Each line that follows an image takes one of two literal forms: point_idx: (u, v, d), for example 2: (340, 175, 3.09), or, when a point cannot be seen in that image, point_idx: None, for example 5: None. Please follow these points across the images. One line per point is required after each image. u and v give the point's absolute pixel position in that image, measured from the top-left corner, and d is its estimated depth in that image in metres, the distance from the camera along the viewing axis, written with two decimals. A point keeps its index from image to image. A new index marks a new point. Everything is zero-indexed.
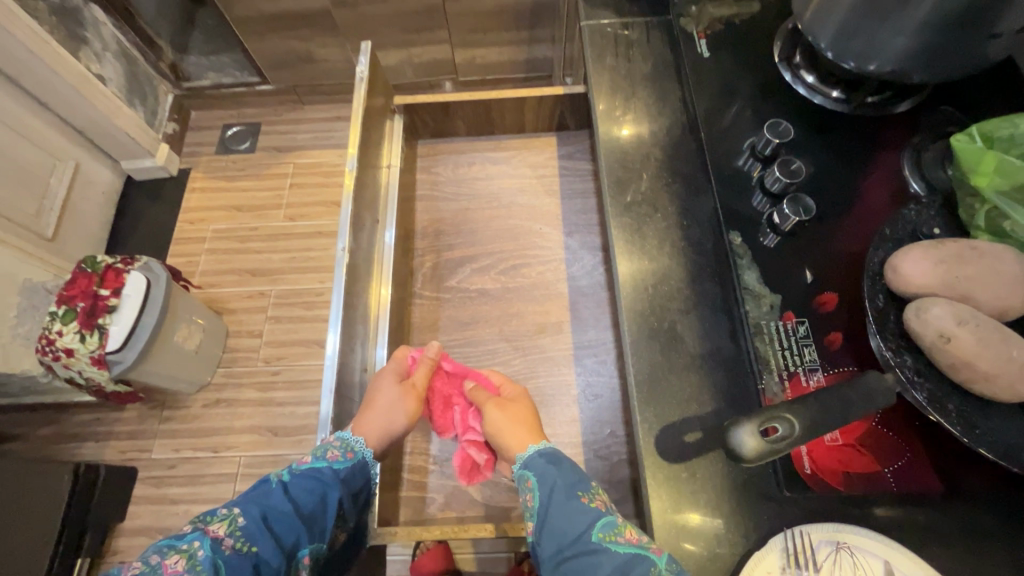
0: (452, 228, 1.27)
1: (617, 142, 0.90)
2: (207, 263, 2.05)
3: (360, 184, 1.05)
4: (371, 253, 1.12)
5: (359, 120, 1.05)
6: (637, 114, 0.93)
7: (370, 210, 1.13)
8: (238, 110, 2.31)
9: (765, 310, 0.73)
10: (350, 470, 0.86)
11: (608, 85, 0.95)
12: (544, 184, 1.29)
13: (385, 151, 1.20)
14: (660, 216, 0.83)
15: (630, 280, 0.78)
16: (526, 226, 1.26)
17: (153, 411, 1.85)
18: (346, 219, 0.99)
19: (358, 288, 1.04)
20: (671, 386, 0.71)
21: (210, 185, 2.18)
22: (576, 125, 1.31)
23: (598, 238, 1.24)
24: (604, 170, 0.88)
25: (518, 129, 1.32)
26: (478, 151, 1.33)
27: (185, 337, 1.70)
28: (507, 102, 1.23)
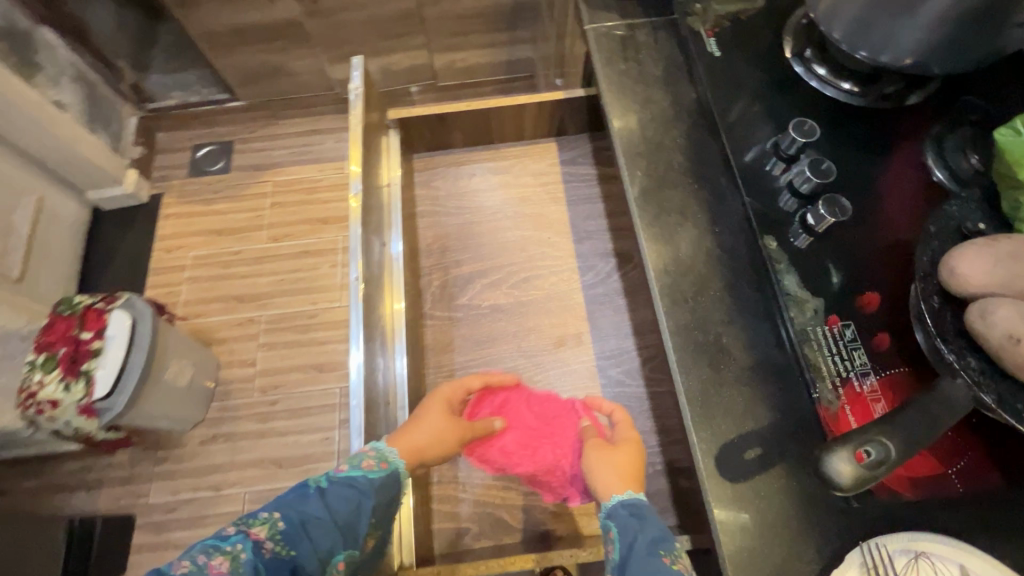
0: (458, 244, 1.23)
1: (635, 147, 0.88)
2: (189, 293, 1.96)
3: (366, 207, 1.00)
4: (381, 278, 1.07)
5: (359, 138, 1.00)
6: (652, 118, 0.90)
7: (377, 232, 1.07)
8: (208, 129, 2.20)
9: (809, 315, 0.71)
10: (385, 481, 0.79)
11: (619, 90, 0.93)
12: (549, 192, 1.26)
13: (384, 168, 1.16)
14: (689, 223, 0.81)
15: (668, 292, 0.76)
16: (535, 236, 1.22)
17: (147, 453, 1.75)
18: (356, 248, 0.94)
19: (373, 316, 0.99)
20: (724, 402, 0.69)
21: (184, 209, 2.08)
22: (576, 129, 1.28)
23: (609, 243, 1.21)
24: (627, 177, 0.86)
25: (517, 137, 1.28)
26: (477, 162, 1.29)
27: (175, 375, 1.62)
28: (505, 110, 1.19)
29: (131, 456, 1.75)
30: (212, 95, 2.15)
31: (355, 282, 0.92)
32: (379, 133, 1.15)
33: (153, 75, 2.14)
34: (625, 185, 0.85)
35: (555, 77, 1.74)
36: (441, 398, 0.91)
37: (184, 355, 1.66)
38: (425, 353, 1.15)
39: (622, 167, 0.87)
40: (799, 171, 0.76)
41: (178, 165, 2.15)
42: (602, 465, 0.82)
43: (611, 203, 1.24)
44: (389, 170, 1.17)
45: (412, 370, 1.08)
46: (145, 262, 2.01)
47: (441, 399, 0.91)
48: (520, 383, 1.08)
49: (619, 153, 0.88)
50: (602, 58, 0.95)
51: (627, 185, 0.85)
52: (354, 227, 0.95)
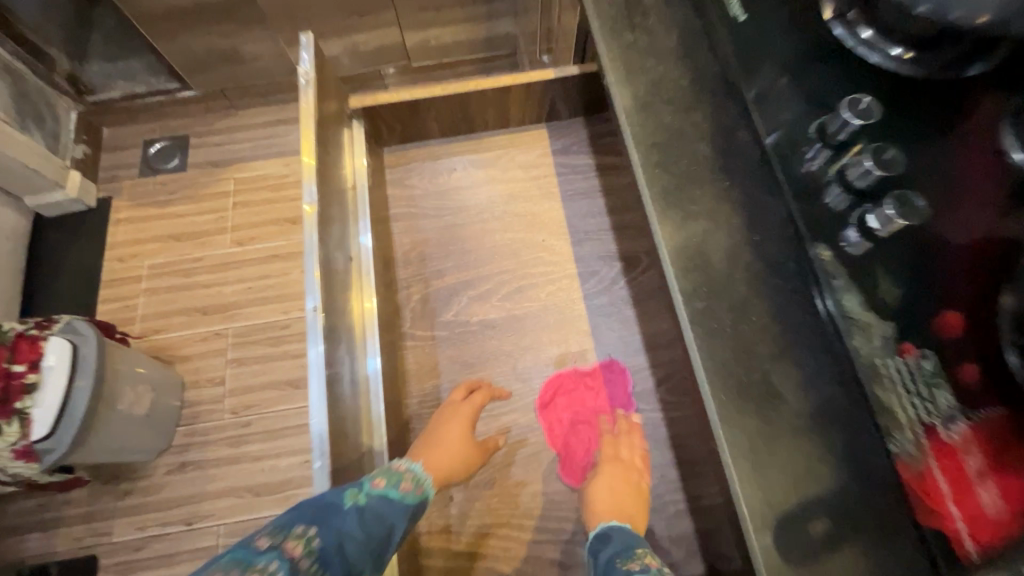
0: (439, 251, 1.07)
1: (650, 141, 0.73)
2: (148, 306, 1.76)
3: (327, 216, 0.84)
4: (348, 290, 0.89)
5: (312, 134, 0.83)
6: (667, 103, 0.75)
7: (343, 244, 0.89)
8: (160, 123, 1.98)
9: (877, 345, 0.57)
10: (415, 508, 0.75)
11: (625, 70, 0.77)
12: (541, 187, 1.10)
13: (348, 166, 0.98)
14: (723, 234, 0.67)
15: (702, 326, 0.63)
16: (527, 239, 1.07)
17: (108, 487, 1.58)
18: (310, 269, 0.75)
19: (342, 351, 0.81)
20: (778, 459, 0.57)
21: (137, 214, 1.88)
22: (569, 113, 1.11)
23: (613, 244, 1.06)
24: (641, 180, 0.71)
25: (502, 124, 1.11)
26: (457, 155, 1.12)
27: (131, 403, 1.44)
28: (487, 94, 1.02)
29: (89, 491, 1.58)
30: (159, 84, 1.90)
31: (313, 312, 0.73)
32: (339, 124, 0.97)
33: (91, 65, 1.89)
34: (641, 190, 0.71)
35: (541, 54, 1.56)
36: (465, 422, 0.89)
37: (141, 380, 1.48)
38: (406, 379, 0.99)
39: (637, 168, 0.72)
40: (854, 160, 0.60)
41: (127, 163, 1.95)
42: (609, 490, 0.84)
43: (612, 199, 1.09)
44: (356, 168, 1.00)
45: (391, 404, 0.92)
46: (95, 275, 1.81)
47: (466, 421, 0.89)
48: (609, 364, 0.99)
49: (632, 150, 0.73)
50: (602, 31, 0.79)
51: (643, 191, 0.70)
52: (308, 242, 0.77)
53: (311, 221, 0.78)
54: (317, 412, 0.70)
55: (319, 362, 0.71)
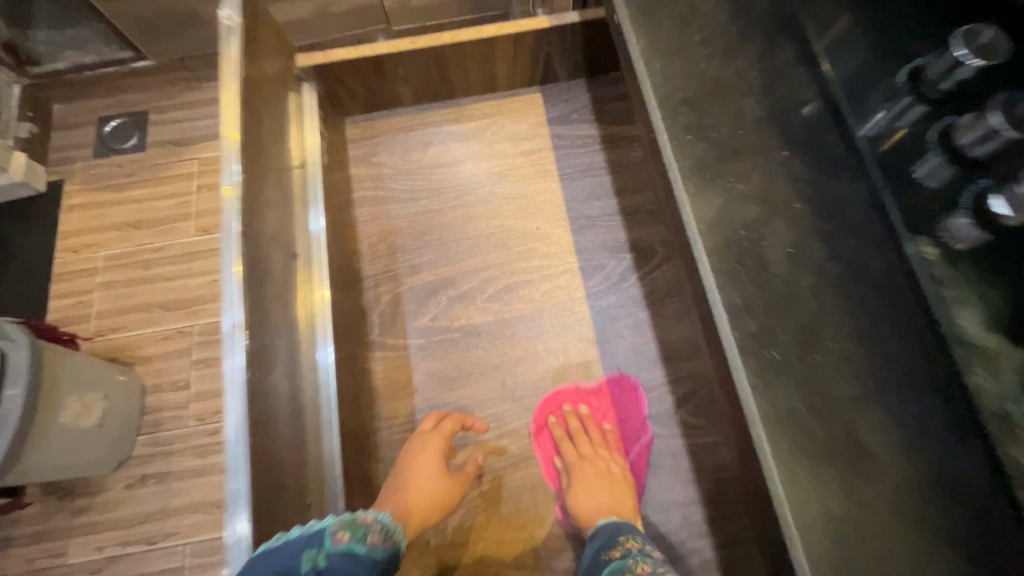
0: (414, 243, 0.89)
1: (673, 102, 0.56)
2: (103, 303, 1.26)
3: (254, 205, 0.63)
4: (291, 293, 0.71)
5: (237, 95, 0.63)
6: (693, 55, 0.58)
7: (285, 239, 0.71)
8: (114, 96, 1.37)
9: (1001, 376, 0.45)
10: (386, 565, 0.61)
11: (642, 9, 0.60)
12: (534, 165, 0.91)
13: (295, 140, 0.79)
14: (778, 224, 0.52)
15: (750, 348, 0.48)
16: (519, 228, 0.89)
17: (63, 504, 1.16)
18: (229, 276, 0.56)
19: (280, 377, 0.63)
20: (876, 533, 0.43)
21: (90, 194, 1.33)
22: (566, 75, 0.93)
23: (622, 233, 0.87)
24: (666, 151, 0.54)
25: (487, 89, 0.93)
26: (433, 126, 0.93)
27: (78, 414, 1.05)
28: (468, 49, 0.83)
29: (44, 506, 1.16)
30: (111, 53, 1.34)
31: (233, 335, 0.55)
32: (281, 87, 0.77)
33: (38, 12, 1.33)
34: (665, 163, 0.54)
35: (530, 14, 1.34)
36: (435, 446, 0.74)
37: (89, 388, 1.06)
38: (373, 399, 0.83)
39: (661, 136, 0.55)
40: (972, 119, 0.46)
41: (83, 144, 1.35)
42: (592, 488, 0.73)
43: (621, 177, 0.90)
44: (304, 143, 0.81)
45: (351, 433, 0.75)
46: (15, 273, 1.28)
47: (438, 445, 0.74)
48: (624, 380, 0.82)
49: (653, 112, 0.56)
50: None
51: (668, 164, 0.54)
52: (226, 238, 0.58)
53: (230, 212, 0.58)
54: (238, 470, 0.52)
55: (239, 403, 0.53)
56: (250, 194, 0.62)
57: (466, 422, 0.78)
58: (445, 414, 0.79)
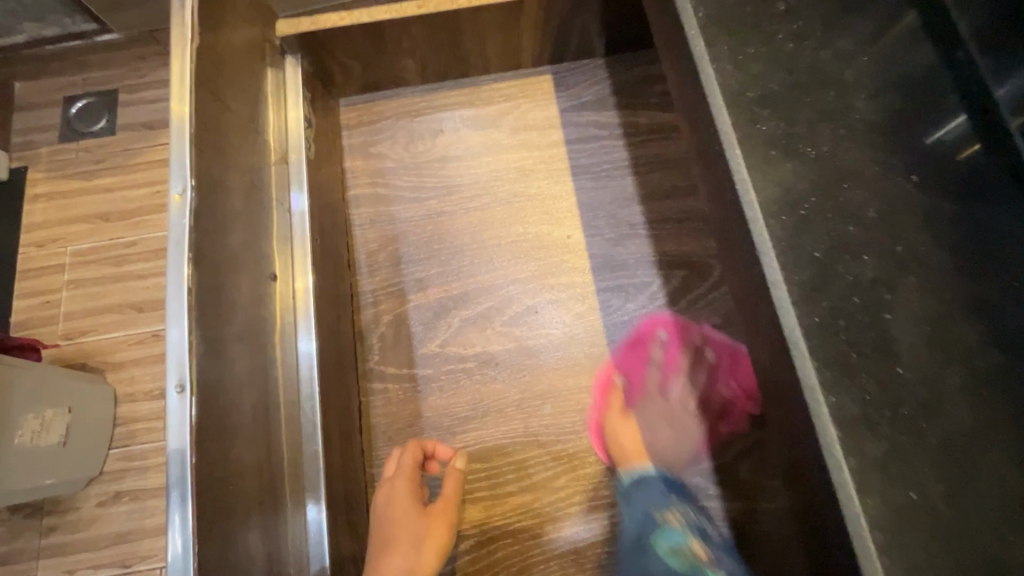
0: (421, 252, 0.74)
1: (755, 122, 0.42)
2: (71, 303, 0.95)
3: (212, 216, 0.48)
4: (262, 322, 0.55)
5: (187, 63, 0.48)
6: (784, 55, 0.44)
7: (257, 245, 0.56)
8: (83, 73, 1.04)
9: None
10: None
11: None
12: (564, 159, 0.76)
13: (273, 116, 0.64)
14: (907, 288, 0.38)
15: (875, 469, 0.34)
16: (546, 235, 0.74)
17: (27, 524, 0.88)
18: (177, 316, 0.42)
19: (249, 424, 0.50)
20: None
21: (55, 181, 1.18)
22: (604, 50, 0.77)
23: (669, 244, 0.73)
24: (747, 193, 0.40)
25: (509, 67, 0.77)
26: (443, 110, 0.78)
27: (36, 434, 0.78)
28: (488, 15, 0.67)
29: (7, 526, 0.88)
30: (70, 24, 0.99)
31: (184, 396, 0.41)
32: (253, 59, 0.61)
33: None
34: (745, 210, 0.40)
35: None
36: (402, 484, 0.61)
37: (50, 402, 0.80)
38: (372, 441, 0.69)
39: (739, 170, 0.41)
40: None
41: (46, 126, 1.03)
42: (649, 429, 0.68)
43: (668, 175, 0.75)
44: (283, 127, 0.64)
45: (342, 489, 0.61)
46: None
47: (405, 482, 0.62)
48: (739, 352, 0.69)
49: (729, 137, 0.42)
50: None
51: (750, 211, 0.40)
52: (172, 265, 0.43)
53: (179, 229, 0.44)
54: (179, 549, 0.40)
55: (189, 483, 0.41)
56: (205, 202, 0.47)
57: (426, 447, 0.64)
58: (405, 446, 0.65)
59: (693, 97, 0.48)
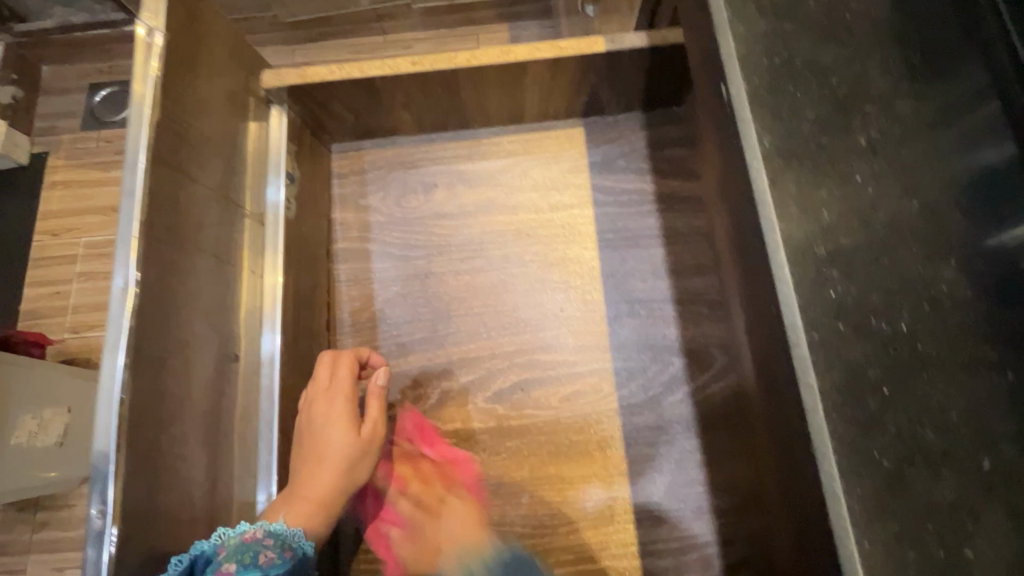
0: (406, 314, 0.71)
1: (825, 286, 0.32)
2: None
3: (160, 309, 0.45)
4: (221, 397, 0.53)
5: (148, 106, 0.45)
6: (864, 202, 0.34)
7: (218, 311, 0.53)
8: None
9: None
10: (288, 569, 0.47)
11: (771, 110, 0.35)
12: (563, 224, 0.72)
13: (255, 149, 0.60)
14: (995, 514, 0.29)
15: None
16: (540, 306, 0.70)
17: None
18: (106, 425, 0.40)
19: (191, 494, 0.47)
20: None
21: (71, 175, 1.23)
22: (614, 107, 0.72)
23: (673, 329, 0.67)
24: (804, 375, 0.31)
25: (513, 120, 0.73)
26: (440, 163, 0.74)
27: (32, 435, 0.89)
28: (490, 75, 0.63)
29: None
30: None
31: (102, 530, 0.38)
32: (233, 116, 0.58)
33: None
34: (802, 394, 0.32)
35: (563, 11, 1.10)
36: (333, 393, 0.58)
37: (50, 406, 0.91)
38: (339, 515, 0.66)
39: (803, 345, 0.32)
40: None
41: None
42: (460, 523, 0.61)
43: (674, 250, 0.70)
44: (263, 151, 0.61)
45: None
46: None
47: (335, 393, 0.58)
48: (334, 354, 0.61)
49: (791, 305, 0.32)
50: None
51: (808, 398, 0.31)
52: (107, 365, 0.41)
53: (115, 334, 0.41)
54: None
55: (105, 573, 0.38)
56: (155, 297, 0.44)
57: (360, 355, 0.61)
58: (339, 354, 0.61)
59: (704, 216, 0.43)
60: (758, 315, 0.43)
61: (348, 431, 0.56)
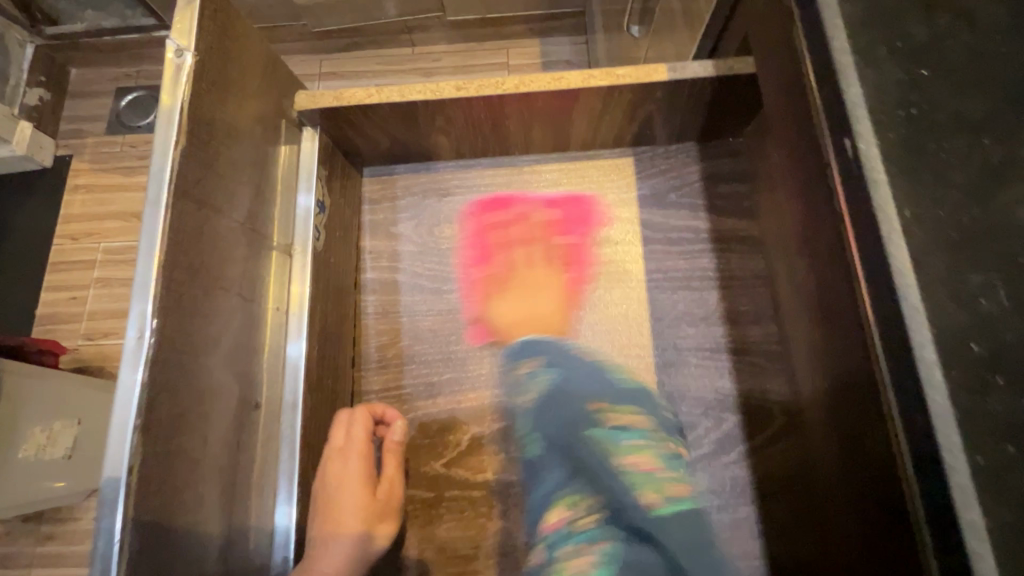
0: (435, 353, 0.66)
1: (982, 398, 0.27)
2: None
3: (177, 359, 0.40)
4: (240, 446, 0.48)
5: (171, 135, 0.41)
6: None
7: (239, 351, 0.48)
8: None
9: None
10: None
11: (911, 175, 0.30)
12: (608, 262, 0.66)
13: (285, 168, 0.57)
14: None
15: None
16: (581, 351, 0.65)
17: None
18: (110, 500, 0.35)
19: (201, 560, 0.42)
20: None
21: (98, 181, 1.21)
22: (666, 138, 0.67)
23: (727, 381, 0.62)
24: (966, 511, 0.25)
25: (556, 149, 0.68)
26: (476, 191, 0.69)
27: (41, 447, 0.94)
28: (537, 103, 0.59)
29: None
30: None
31: None
32: (264, 141, 0.54)
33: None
34: (960, 536, 0.25)
35: (605, 29, 1.05)
36: (353, 452, 0.53)
37: (60, 416, 0.97)
38: None
39: (959, 475, 0.26)
40: None
41: None
42: (519, 294, 0.66)
43: (728, 295, 0.64)
44: (290, 170, 0.57)
45: None
46: (23, 260, 1.19)
47: (353, 453, 0.53)
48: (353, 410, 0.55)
49: (944, 418, 0.27)
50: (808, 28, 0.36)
51: (971, 544, 0.25)
52: (114, 432, 0.36)
53: (128, 391, 0.36)
54: None
55: None
56: (173, 346, 0.40)
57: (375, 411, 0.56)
58: (352, 411, 0.55)
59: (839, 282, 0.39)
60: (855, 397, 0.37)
61: (371, 500, 0.52)
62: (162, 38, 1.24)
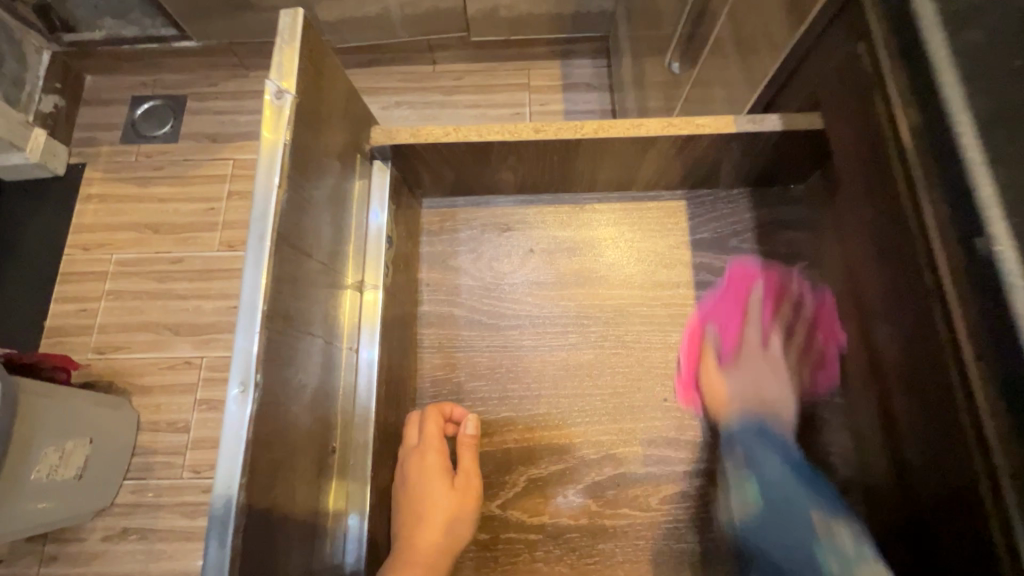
0: (493, 392, 0.65)
1: None
2: None
3: (271, 402, 0.41)
4: (318, 474, 0.49)
5: (263, 173, 0.41)
6: None
7: (318, 386, 0.48)
8: None
9: None
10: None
11: None
12: (669, 303, 0.67)
13: (359, 197, 0.56)
14: None
15: None
16: (642, 393, 0.64)
17: None
18: (217, 534, 0.36)
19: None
20: None
21: (112, 191, 1.19)
22: (729, 182, 0.68)
23: None
24: None
25: (619, 188, 0.69)
26: (533, 228, 0.69)
27: (54, 468, 0.91)
28: (613, 146, 0.59)
29: None
30: None
31: None
32: (344, 177, 0.54)
33: None
34: None
35: (633, 55, 1.05)
36: (430, 445, 0.57)
37: (72, 436, 0.94)
38: None
39: None
40: None
41: None
42: None
43: None
44: (363, 201, 0.57)
45: None
46: (30, 269, 1.15)
47: (432, 444, 0.58)
48: (434, 408, 0.60)
49: None
50: (930, 125, 0.40)
51: None
52: (220, 470, 0.37)
53: (235, 438, 0.37)
54: None
55: None
56: (269, 398, 0.40)
57: (448, 413, 0.60)
58: (424, 412, 0.60)
59: (935, 348, 0.41)
60: (964, 463, 0.39)
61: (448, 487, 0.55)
62: (182, 50, 1.21)
